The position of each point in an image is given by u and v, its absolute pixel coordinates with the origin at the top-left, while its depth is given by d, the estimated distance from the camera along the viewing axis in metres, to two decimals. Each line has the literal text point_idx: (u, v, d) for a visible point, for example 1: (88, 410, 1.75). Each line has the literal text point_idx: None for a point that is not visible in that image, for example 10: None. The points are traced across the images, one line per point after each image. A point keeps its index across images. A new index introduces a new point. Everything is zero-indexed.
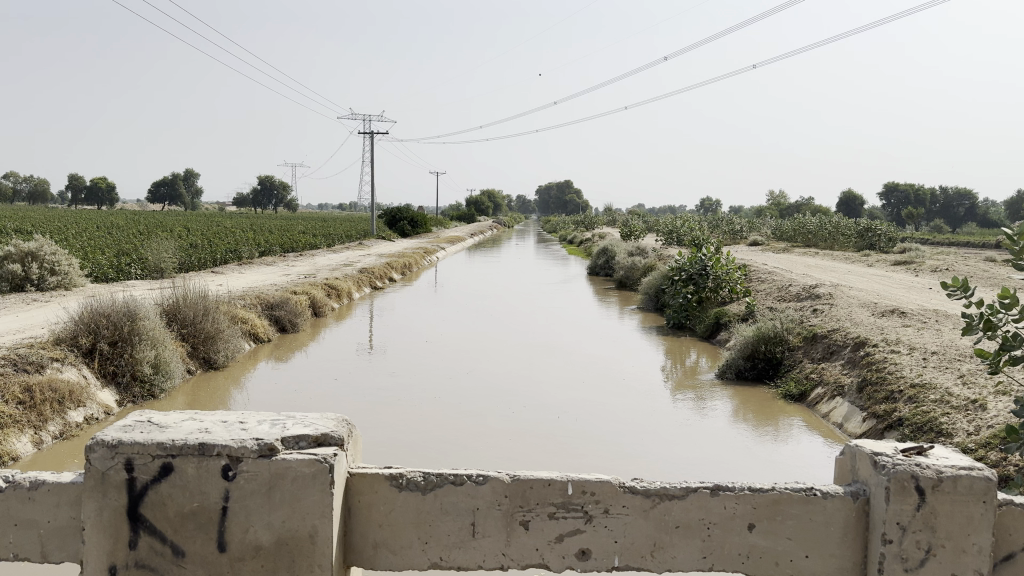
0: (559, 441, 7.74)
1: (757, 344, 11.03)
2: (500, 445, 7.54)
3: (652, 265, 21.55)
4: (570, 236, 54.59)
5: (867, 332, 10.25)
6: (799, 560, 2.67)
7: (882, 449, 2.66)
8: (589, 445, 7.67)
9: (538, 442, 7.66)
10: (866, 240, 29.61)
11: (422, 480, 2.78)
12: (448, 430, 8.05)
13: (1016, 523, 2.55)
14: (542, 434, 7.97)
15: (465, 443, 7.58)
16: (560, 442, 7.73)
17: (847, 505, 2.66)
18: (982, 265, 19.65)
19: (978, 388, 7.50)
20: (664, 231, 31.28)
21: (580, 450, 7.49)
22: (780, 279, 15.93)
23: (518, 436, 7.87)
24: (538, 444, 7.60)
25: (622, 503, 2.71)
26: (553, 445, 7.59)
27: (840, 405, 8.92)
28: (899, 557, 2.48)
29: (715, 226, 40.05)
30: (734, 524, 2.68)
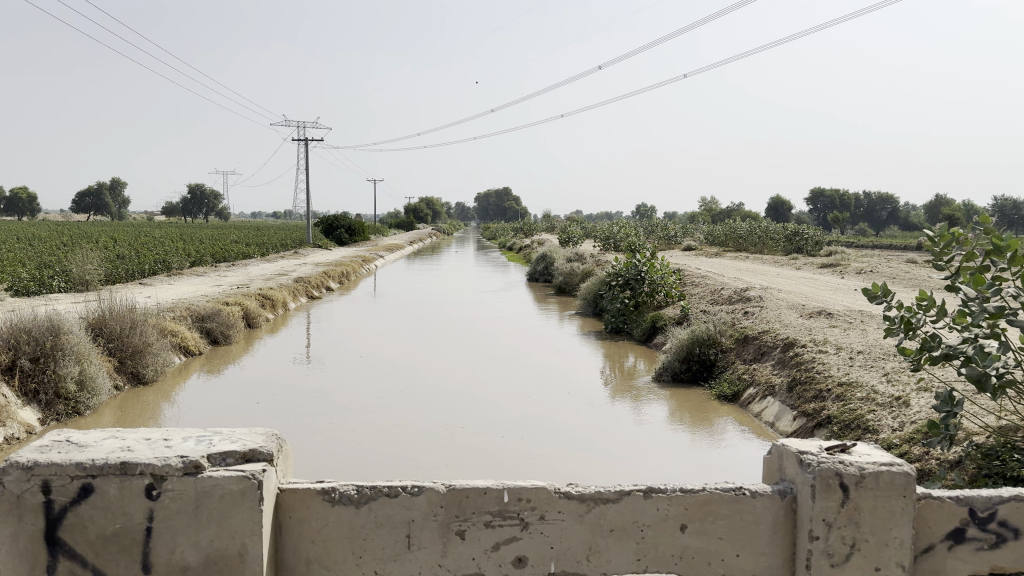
0: (502, 448, 7.75)
1: (691, 346, 11.24)
2: (441, 454, 7.50)
3: (590, 270, 21.79)
4: (508, 243, 54.76)
5: (795, 333, 10.55)
6: (731, 560, 2.71)
7: (808, 448, 2.72)
8: (531, 451, 7.70)
9: (481, 450, 7.66)
10: (794, 244, 30.52)
11: (355, 494, 2.73)
12: (389, 439, 7.98)
13: (935, 516, 2.64)
14: (484, 441, 7.96)
15: (407, 453, 7.51)
16: (504, 449, 7.73)
17: (775, 504, 2.72)
18: (902, 266, 20.47)
19: (901, 386, 7.78)
20: (601, 236, 31.70)
21: (522, 456, 7.52)
22: (713, 283, 16.29)
23: (461, 444, 7.85)
24: (481, 451, 7.61)
25: (558, 509, 2.71)
26: (496, 452, 7.59)
27: (771, 405, 9.14)
28: (826, 553, 2.54)
29: (650, 232, 40.75)
30: (667, 525, 2.71)
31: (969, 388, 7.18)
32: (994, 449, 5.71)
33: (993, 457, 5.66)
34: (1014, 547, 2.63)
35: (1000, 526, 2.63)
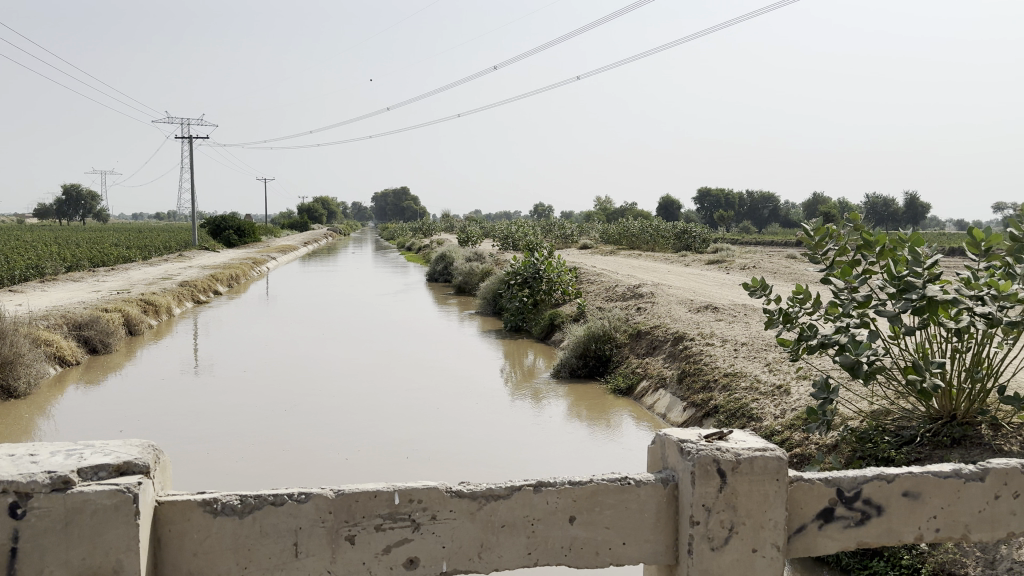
0: (406, 450, 7.77)
1: (587, 342, 11.46)
2: (346, 458, 7.47)
3: (488, 270, 21.89)
4: (406, 243, 54.35)
5: (685, 327, 10.93)
6: (617, 549, 2.79)
7: (688, 436, 2.82)
8: (437, 452, 7.74)
9: (386, 453, 7.65)
10: (683, 241, 31.60)
11: (238, 504, 2.64)
12: (289, 446, 7.84)
13: (806, 496, 2.77)
14: (387, 444, 7.95)
15: (309, 459, 7.44)
16: (407, 451, 7.76)
17: (658, 491, 2.81)
18: (783, 262, 21.51)
19: (782, 375, 8.19)
20: (499, 236, 31.92)
21: (427, 458, 7.56)
22: (607, 280, 16.68)
23: (365, 448, 7.81)
24: (386, 455, 7.60)
25: (450, 508, 2.70)
26: (400, 455, 7.61)
27: (663, 396, 9.44)
28: (706, 537, 2.64)
29: (546, 231, 41.24)
30: (555, 518, 2.75)
31: (843, 375, 7.64)
32: (867, 432, 6.09)
33: (867, 439, 6.05)
34: (877, 523, 2.80)
35: (865, 504, 2.79)
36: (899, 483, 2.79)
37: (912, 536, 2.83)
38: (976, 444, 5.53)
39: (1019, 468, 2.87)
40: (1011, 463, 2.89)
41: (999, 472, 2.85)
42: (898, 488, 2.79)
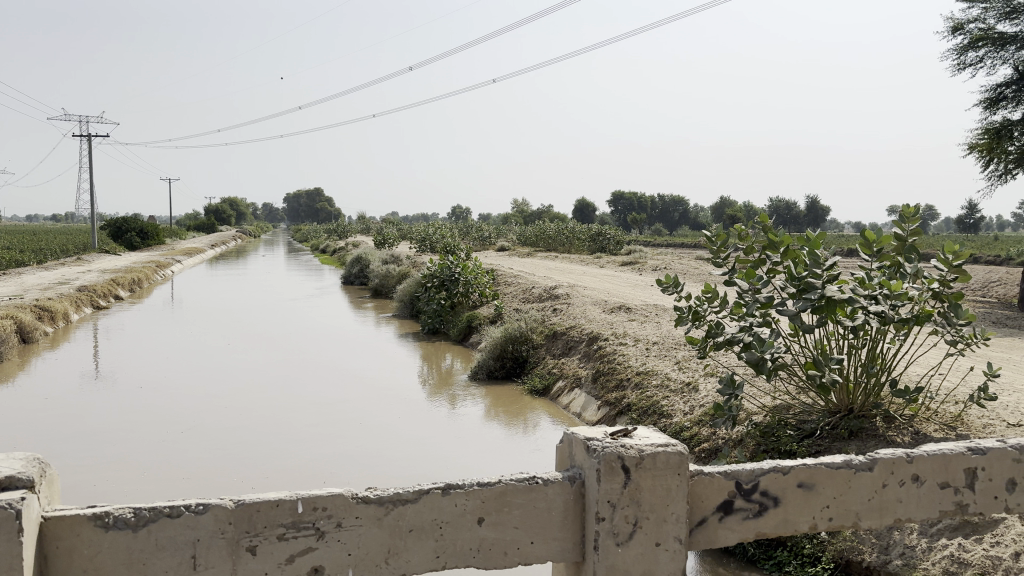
0: (329, 458, 7.66)
1: (504, 344, 11.50)
2: (268, 467, 7.32)
3: (405, 272, 21.74)
4: (320, 245, 53.39)
5: (600, 327, 11.11)
6: (525, 547, 2.80)
7: (594, 434, 2.87)
8: (360, 459, 7.66)
9: (309, 461, 7.53)
10: (598, 243, 32.15)
11: (132, 517, 2.52)
12: (206, 457, 7.61)
13: (707, 490, 2.83)
14: (309, 452, 7.83)
15: (229, 469, 7.27)
16: (330, 458, 7.66)
17: (565, 489, 2.83)
18: (693, 263, 22.14)
19: (690, 372, 8.44)
20: (417, 238, 31.71)
21: (350, 465, 7.48)
22: (524, 282, 16.79)
23: (287, 457, 7.67)
24: (308, 463, 7.48)
25: (355, 515, 2.65)
26: (324, 462, 7.50)
27: (578, 395, 9.56)
28: (611, 532, 2.68)
29: (464, 233, 41.25)
30: (464, 520, 2.73)
31: (748, 372, 7.91)
32: (770, 426, 6.32)
33: (770, 433, 6.28)
34: (774, 513, 2.87)
35: (762, 496, 2.87)
36: (794, 474, 2.86)
37: (806, 526, 2.92)
38: (871, 435, 5.83)
39: (906, 456, 2.96)
40: (898, 452, 2.97)
41: (887, 461, 2.94)
42: (793, 479, 2.87)
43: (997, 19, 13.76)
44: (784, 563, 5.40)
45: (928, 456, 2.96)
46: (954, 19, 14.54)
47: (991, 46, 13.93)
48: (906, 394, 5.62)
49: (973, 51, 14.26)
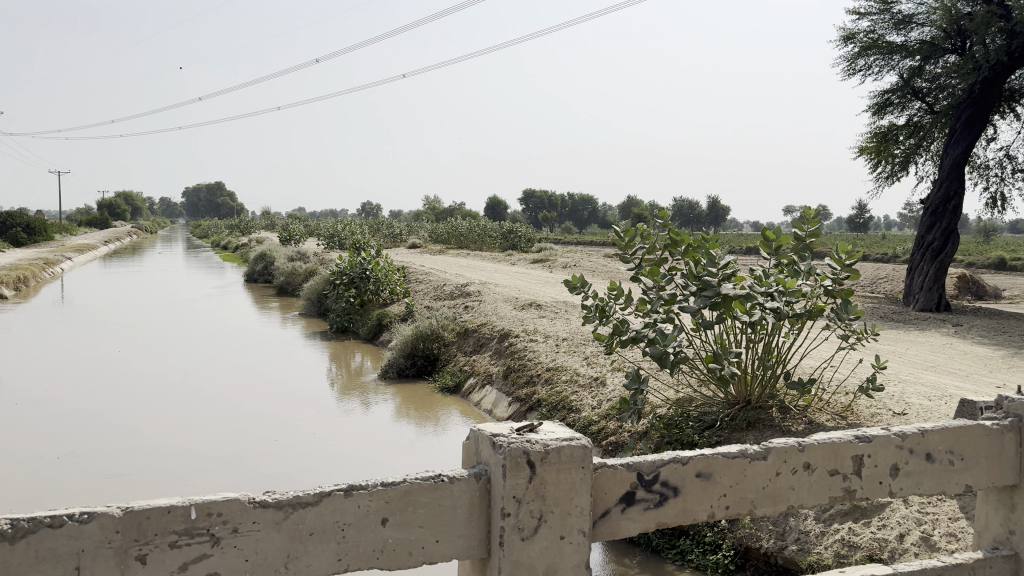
0: (237, 465, 7.42)
1: (415, 342, 11.41)
2: (172, 476, 7.05)
3: (313, 269, 21.29)
4: (223, 241, 51.63)
5: (511, 324, 11.16)
6: (431, 546, 2.63)
7: (500, 430, 2.80)
8: (269, 464, 7.46)
9: (216, 468, 7.29)
10: (509, 241, 32.35)
11: (8, 528, 2.23)
12: (106, 466, 7.27)
13: (610, 481, 2.81)
14: (215, 459, 7.56)
15: (132, 479, 6.96)
16: (237, 464, 7.42)
17: (471, 486, 2.69)
18: (601, 260, 22.55)
19: (599, 367, 8.60)
20: (324, 235, 31.09)
21: (259, 471, 7.27)
22: (435, 280, 16.70)
23: (192, 464, 7.39)
24: (212, 469, 7.27)
25: (253, 519, 2.45)
26: (232, 469, 7.27)
27: (489, 392, 9.56)
28: (516, 528, 2.62)
29: (374, 230, 40.74)
30: (367, 521, 2.54)
31: (653, 366, 8.10)
32: (674, 419, 6.49)
33: (673, 425, 6.45)
34: (674, 503, 2.89)
35: (663, 486, 2.87)
36: (693, 464, 2.89)
37: (705, 515, 2.94)
38: (767, 426, 6.08)
39: (797, 445, 3.03)
40: (790, 441, 3.04)
41: (780, 450, 3.00)
42: (692, 469, 2.89)
43: (886, 29, 14.52)
44: (687, 551, 5.57)
45: (818, 444, 3.04)
46: (846, 27, 15.25)
47: (879, 54, 14.66)
48: (800, 385, 5.91)
49: (862, 59, 15.00)
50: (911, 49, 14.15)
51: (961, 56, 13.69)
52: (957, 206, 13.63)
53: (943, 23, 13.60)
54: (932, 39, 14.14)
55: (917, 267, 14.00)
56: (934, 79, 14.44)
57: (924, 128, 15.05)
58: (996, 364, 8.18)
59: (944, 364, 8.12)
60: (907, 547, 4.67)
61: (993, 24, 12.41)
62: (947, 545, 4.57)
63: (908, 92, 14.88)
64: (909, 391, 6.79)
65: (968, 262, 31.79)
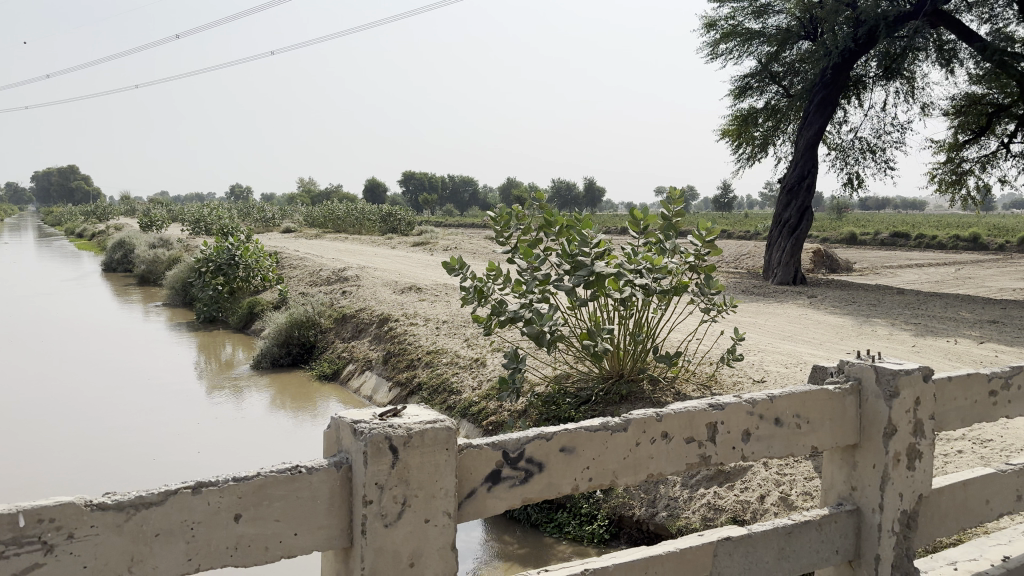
0: (84, 467, 6.98)
1: (290, 330, 11.07)
2: (12, 485, 6.57)
3: (178, 257, 20.27)
4: (79, 228, 48.29)
5: (389, 309, 11.00)
6: (289, 540, 2.43)
7: (362, 415, 2.63)
8: (120, 464, 7.08)
9: (60, 473, 6.84)
10: (389, 224, 31.96)
11: None
12: None
13: (475, 461, 2.76)
14: (65, 465, 7.03)
15: None
16: (84, 467, 6.99)
17: (331, 476, 2.50)
18: (481, 242, 22.61)
19: (479, 349, 8.62)
20: (191, 220, 29.64)
21: (108, 471, 6.88)
22: (310, 264, 16.25)
23: (39, 474, 6.85)
24: (57, 474, 6.82)
25: (90, 523, 2.16)
26: (77, 472, 6.84)
27: (369, 377, 9.40)
28: (379, 515, 2.48)
29: (246, 214, 39.31)
30: (219, 518, 2.32)
31: (531, 345, 8.19)
32: (551, 396, 6.59)
33: (550, 402, 6.55)
34: (539, 478, 2.89)
35: (528, 463, 2.87)
36: (557, 439, 2.90)
37: (569, 488, 2.97)
38: (639, 399, 6.28)
39: (656, 415, 3.11)
40: (648, 412, 3.12)
41: (639, 420, 3.07)
42: (556, 444, 2.91)
43: (745, 17, 15.18)
44: (564, 524, 5.68)
45: (675, 414, 3.13)
46: (708, 15, 15.86)
47: (739, 40, 15.31)
48: (667, 358, 6.12)
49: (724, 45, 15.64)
50: (768, 36, 14.85)
51: (813, 43, 14.49)
52: (811, 184, 14.42)
53: (797, 12, 14.35)
54: (788, 26, 14.90)
55: (776, 243, 14.80)
56: (789, 65, 15.21)
57: (781, 111, 15.89)
58: (846, 332, 8.76)
59: (800, 333, 8.62)
60: (767, 507, 4.94)
61: (841, 13, 13.18)
62: (802, 503, 4.85)
63: (766, 76, 15.63)
64: (769, 360, 7.17)
65: (822, 238, 33.93)
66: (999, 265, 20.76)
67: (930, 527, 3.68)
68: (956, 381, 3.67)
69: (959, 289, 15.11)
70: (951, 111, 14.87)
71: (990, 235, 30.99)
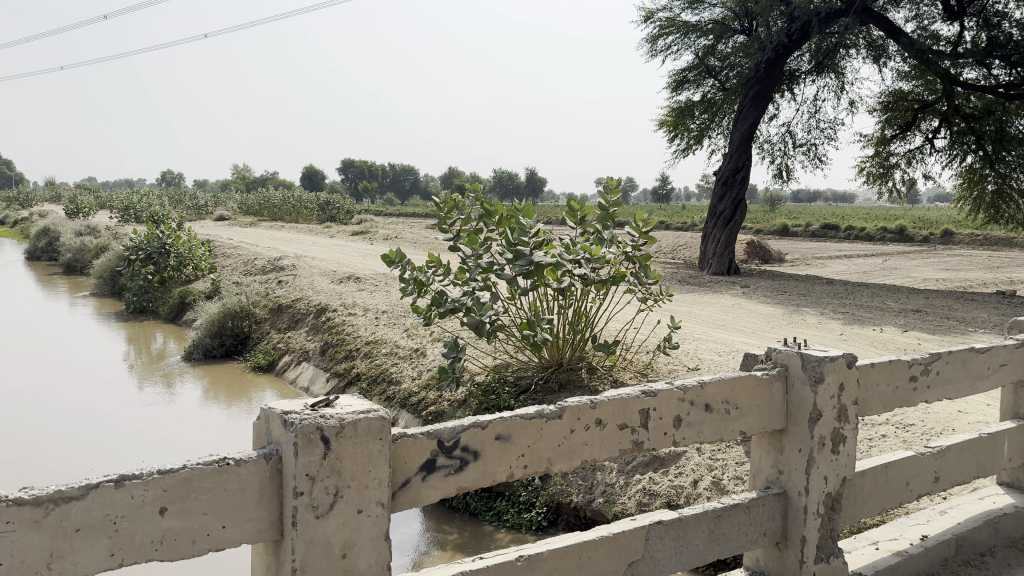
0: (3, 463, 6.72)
1: (223, 321, 10.81)
2: None
3: (105, 245, 19.62)
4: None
5: (327, 299, 10.84)
6: (217, 533, 2.38)
7: (293, 406, 2.59)
8: (42, 459, 6.83)
9: None
10: (327, 213, 31.49)
11: None
12: None
13: (409, 450, 2.74)
14: None
15: None
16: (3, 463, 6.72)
17: (260, 468, 2.46)
18: (422, 232, 22.46)
19: (419, 339, 8.58)
20: (119, 207, 28.68)
21: (30, 467, 6.63)
22: (244, 253, 15.90)
23: None
24: None
25: (5, 520, 2.08)
26: None
27: (305, 369, 9.26)
28: (310, 506, 2.45)
29: (177, 201, 38.21)
30: (143, 512, 2.26)
31: (471, 335, 8.20)
32: (491, 386, 6.61)
33: (490, 392, 6.56)
34: (474, 467, 2.90)
35: (463, 451, 2.87)
36: (492, 428, 2.91)
37: (503, 475, 2.98)
38: (577, 387, 6.34)
39: (590, 402, 3.15)
40: (583, 399, 3.15)
41: (573, 408, 3.10)
42: (491, 432, 2.92)
43: (682, 9, 15.38)
44: (502, 512, 5.71)
45: (609, 401, 3.18)
46: (646, 7, 16.02)
47: (677, 33, 15.53)
48: (605, 346, 6.20)
49: (662, 38, 15.83)
50: (705, 30, 15.10)
51: (748, 37, 14.76)
52: (745, 177, 14.72)
53: (732, 6, 14.61)
54: (723, 20, 15.14)
55: (710, 234, 15.10)
56: (724, 59, 15.49)
57: (716, 104, 16.19)
58: (777, 321, 8.99)
59: (734, 322, 8.82)
60: (700, 491, 5.06)
61: (775, 8, 13.46)
62: (734, 487, 4.98)
63: (703, 70, 15.88)
64: (703, 348, 7.33)
65: (756, 230, 34.76)
66: (922, 257, 21.58)
67: (853, 508, 3.82)
68: (879, 367, 3.81)
69: (885, 279, 15.67)
70: (880, 107, 15.37)
71: (912, 227, 32.17)
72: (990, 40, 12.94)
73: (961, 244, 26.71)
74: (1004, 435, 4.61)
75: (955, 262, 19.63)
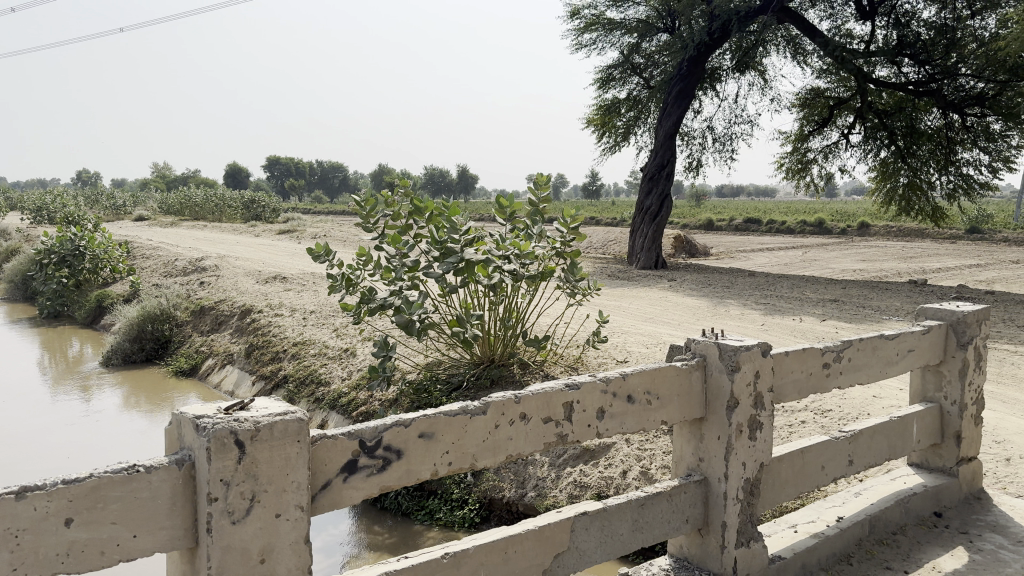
0: None
1: (142, 325, 10.48)
2: None
3: (15, 247, 18.74)
4: None
5: (252, 300, 10.62)
6: (127, 543, 2.31)
7: (205, 411, 2.52)
8: None
9: None
10: (253, 212, 30.79)
11: None
12: None
13: (329, 451, 2.71)
14: None
15: None
16: None
17: (172, 475, 2.40)
18: (351, 229, 22.17)
19: (348, 339, 8.48)
20: (30, 208, 27.40)
21: None
22: (165, 254, 15.42)
23: None
24: None
25: None
26: None
27: (229, 372, 9.05)
28: (226, 512, 2.40)
29: (92, 202, 36.73)
30: (48, 524, 2.18)
31: (401, 334, 8.16)
32: (422, 384, 6.58)
33: (422, 390, 6.54)
34: (397, 466, 2.88)
35: (386, 450, 2.85)
36: (415, 426, 2.90)
37: (428, 473, 2.97)
38: (508, 382, 6.37)
39: (513, 397, 3.17)
40: (507, 394, 3.17)
41: (497, 404, 3.12)
42: (414, 430, 2.90)
43: (607, 7, 15.56)
44: (435, 510, 5.69)
45: (532, 395, 3.20)
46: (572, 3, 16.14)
47: (603, 29, 15.70)
48: (535, 342, 6.23)
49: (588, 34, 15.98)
50: (629, 27, 15.30)
51: (671, 35, 15.01)
52: (671, 172, 15.00)
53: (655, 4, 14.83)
54: (647, 19, 15.35)
55: (638, 229, 15.34)
56: (649, 56, 15.74)
57: (641, 102, 16.48)
58: (702, 313, 9.20)
59: (660, 315, 9.00)
60: (628, 481, 5.15)
61: (697, 7, 13.65)
62: (660, 476, 5.09)
63: (628, 68, 16.10)
64: (631, 341, 7.46)
65: (682, 224, 35.49)
66: (840, 248, 22.45)
67: (771, 492, 3.94)
68: (793, 355, 3.94)
69: (806, 270, 16.21)
70: (798, 104, 15.92)
71: (831, 219, 33.38)
72: (901, 39, 13.53)
73: (875, 236, 27.86)
74: (913, 417, 4.82)
75: (870, 253, 20.50)
